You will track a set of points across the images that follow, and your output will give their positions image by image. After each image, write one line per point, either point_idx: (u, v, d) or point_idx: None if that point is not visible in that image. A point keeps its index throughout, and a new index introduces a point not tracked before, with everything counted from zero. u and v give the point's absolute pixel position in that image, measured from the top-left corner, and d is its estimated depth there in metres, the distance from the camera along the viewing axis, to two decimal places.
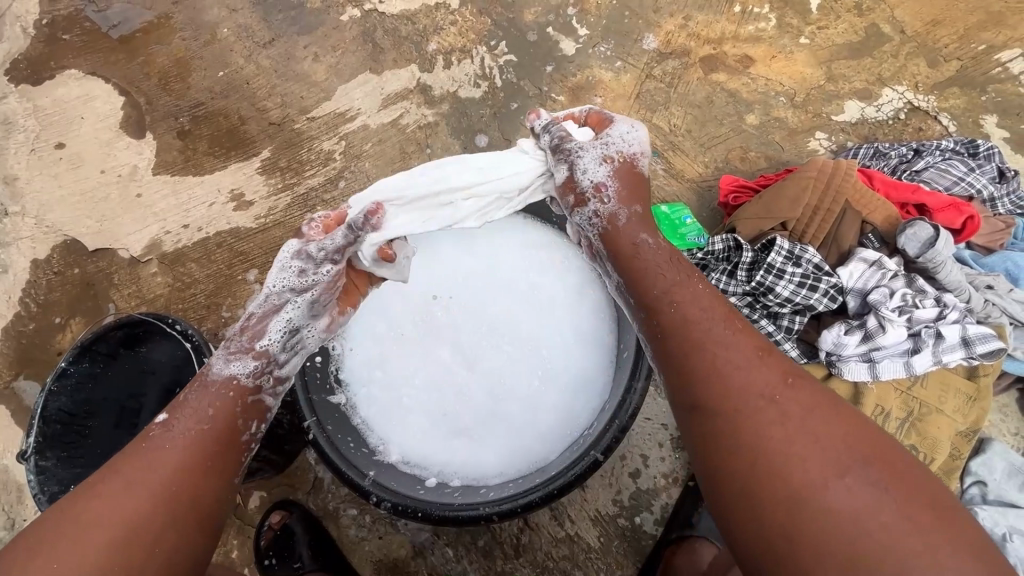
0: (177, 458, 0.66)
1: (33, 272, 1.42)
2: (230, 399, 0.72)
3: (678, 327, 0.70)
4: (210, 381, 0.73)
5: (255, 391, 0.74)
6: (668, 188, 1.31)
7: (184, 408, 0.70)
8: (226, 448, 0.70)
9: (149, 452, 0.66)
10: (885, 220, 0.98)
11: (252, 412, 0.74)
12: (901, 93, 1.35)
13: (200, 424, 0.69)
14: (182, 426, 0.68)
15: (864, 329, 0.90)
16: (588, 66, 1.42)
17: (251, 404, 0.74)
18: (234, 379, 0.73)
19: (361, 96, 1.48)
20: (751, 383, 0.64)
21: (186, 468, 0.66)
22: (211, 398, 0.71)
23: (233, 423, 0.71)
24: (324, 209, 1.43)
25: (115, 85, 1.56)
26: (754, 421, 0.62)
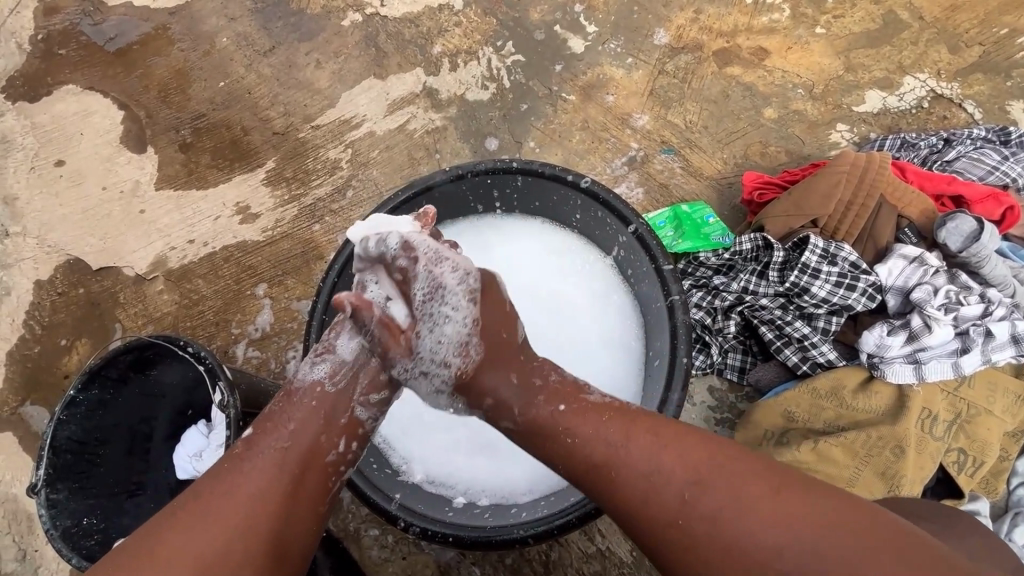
0: (266, 479, 0.62)
1: (36, 294, 1.39)
2: (318, 411, 0.69)
3: (587, 454, 0.63)
4: (298, 396, 0.70)
5: (345, 405, 0.72)
6: (686, 186, 1.28)
7: (271, 425, 0.67)
8: (312, 469, 0.66)
9: (237, 472, 0.63)
10: (922, 213, 0.94)
11: (341, 430, 0.70)
12: (923, 81, 1.31)
13: (291, 436, 0.66)
14: (277, 436, 0.66)
15: (907, 330, 0.87)
16: (598, 64, 1.39)
17: (339, 421, 0.71)
18: (322, 390, 0.71)
19: (366, 102, 1.45)
20: (664, 494, 0.58)
21: (274, 492, 0.62)
22: (297, 411, 0.69)
23: (319, 444, 0.67)
24: (332, 220, 1.39)
25: (114, 99, 1.52)
26: (694, 527, 0.55)
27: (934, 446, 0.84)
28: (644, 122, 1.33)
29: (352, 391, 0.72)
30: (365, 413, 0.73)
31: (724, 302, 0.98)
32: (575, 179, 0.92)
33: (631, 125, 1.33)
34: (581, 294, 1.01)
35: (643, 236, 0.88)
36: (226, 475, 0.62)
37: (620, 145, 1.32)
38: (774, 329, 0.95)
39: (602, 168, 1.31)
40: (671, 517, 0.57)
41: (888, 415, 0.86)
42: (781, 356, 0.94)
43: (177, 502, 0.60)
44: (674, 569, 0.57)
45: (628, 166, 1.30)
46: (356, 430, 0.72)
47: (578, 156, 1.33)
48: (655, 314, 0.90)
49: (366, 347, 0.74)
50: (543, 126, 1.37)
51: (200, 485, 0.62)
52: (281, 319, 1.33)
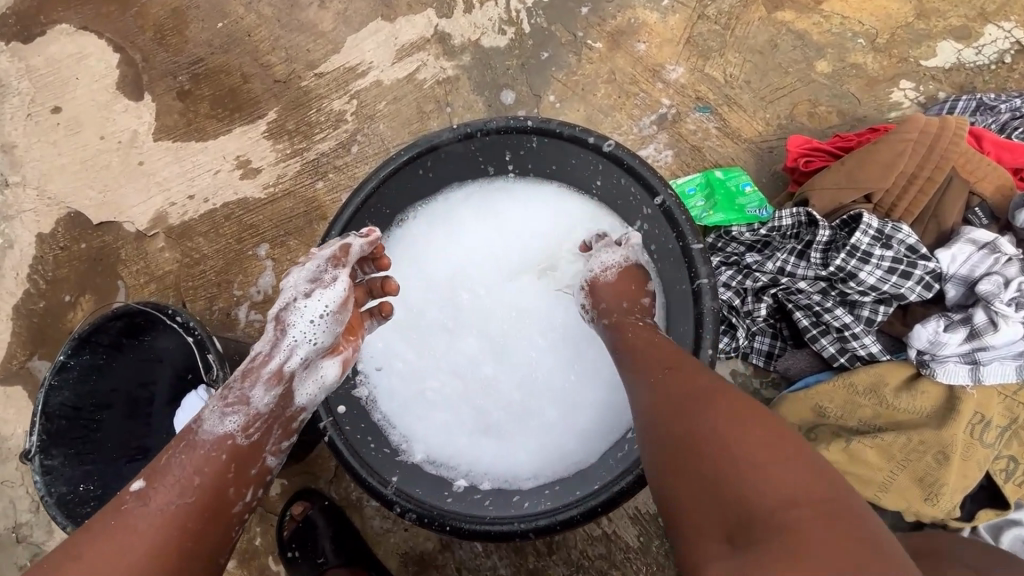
0: (158, 533, 0.59)
1: (39, 247, 1.36)
2: (221, 466, 0.64)
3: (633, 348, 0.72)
4: (203, 440, 0.65)
5: (256, 451, 0.68)
6: (721, 150, 1.15)
7: (165, 476, 0.62)
8: (213, 520, 0.62)
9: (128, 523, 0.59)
10: (997, 191, 0.82)
11: (251, 480, 0.67)
12: (1007, 31, 1.13)
13: (183, 490, 0.62)
14: (162, 493, 0.61)
15: (968, 326, 0.76)
16: (630, 6, 1.23)
17: (248, 471, 0.67)
18: (229, 437, 0.66)
19: (373, 47, 1.33)
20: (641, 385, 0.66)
21: (166, 546, 0.58)
22: (198, 462, 0.64)
23: (223, 492, 0.64)
24: (336, 177, 1.31)
25: (109, 40, 1.43)
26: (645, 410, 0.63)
27: (983, 453, 0.76)
28: (679, 75, 1.19)
29: (264, 442, 0.69)
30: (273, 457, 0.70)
31: (757, 284, 0.89)
32: (597, 142, 0.82)
33: (663, 78, 1.20)
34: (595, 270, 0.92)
35: (671, 209, 0.78)
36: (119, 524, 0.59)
37: (650, 101, 1.19)
38: (811, 316, 0.86)
39: (628, 126, 1.18)
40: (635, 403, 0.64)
41: (933, 418, 0.78)
42: (816, 346, 0.86)
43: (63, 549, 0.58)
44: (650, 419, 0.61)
45: (657, 125, 1.17)
46: (265, 477, 0.69)
47: (602, 113, 1.21)
48: (678, 297, 0.81)
49: (289, 397, 0.70)
50: (565, 78, 1.24)
51: (83, 537, 0.58)
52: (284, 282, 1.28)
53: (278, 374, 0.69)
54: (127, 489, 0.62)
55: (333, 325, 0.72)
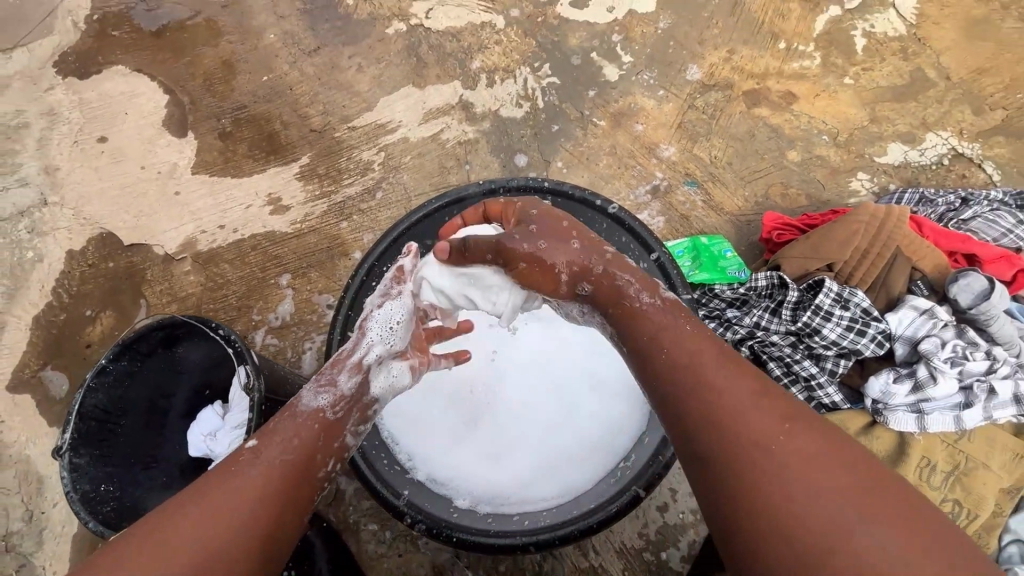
0: (268, 482, 0.65)
1: (68, 262, 1.43)
2: (317, 431, 0.72)
3: (667, 372, 0.62)
4: (302, 411, 0.73)
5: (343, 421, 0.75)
6: (706, 220, 1.31)
7: (271, 437, 0.69)
8: (306, 481, 0.69)
9: (242, 474, 0.65)
10: (935, 268, 0.97)
11: (333, 452, 0.73)
12: (945, 138, 1.35)
13: (286, 448, 0.69)
14: (269, 450, 0.68)
15: (913, 379, 0.89)
16: (630, 93, 1.44)
17: (333, 443, 0.74)
18: (326, 408, 0.74)
19: (403, 109, 1.50)
20: (681, 353, 0.63)
21: (273, 499, 0.65)
22: (296, 426, 0.71)
23: (314, 457, 0.70)
24: (359, 219, 1.43)
25: (160, 83, 1.58)
26: (695, 392, 0.59)
27: (931, 494, 0.86)
28: (671, 153, 1.37)
29: (349, 415, 0.76)
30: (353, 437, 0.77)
31: (736, 335, 1.01)
32: (603, 204, 0.96)
33: (657, 155, 1.37)
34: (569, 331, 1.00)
35: (664, 264, 0.92)
36: (227, 478, 0.65)
37: (645, 174, 1.36)
38: (783, 366, 0.98)
39: (626, 194, 1.35)
40: (677, 374, 0.62)
41: (887, 461, 0.88)
42: (787, 394, 0.97)
43: (178, 497, 0.62)
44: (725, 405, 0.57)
45: (651, 195, 1.34)
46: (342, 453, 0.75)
47: (604, 180, 1.37)
48: None
49: (365, 385, 0.78)
50: (571, 148, 1.41)
51: (205, 481, 0.64)
52: (302, 310, 1.37)
53: (358, 365, 0.77)
54: (243, 447, 0.69)
55: (404, 333, 0.81)
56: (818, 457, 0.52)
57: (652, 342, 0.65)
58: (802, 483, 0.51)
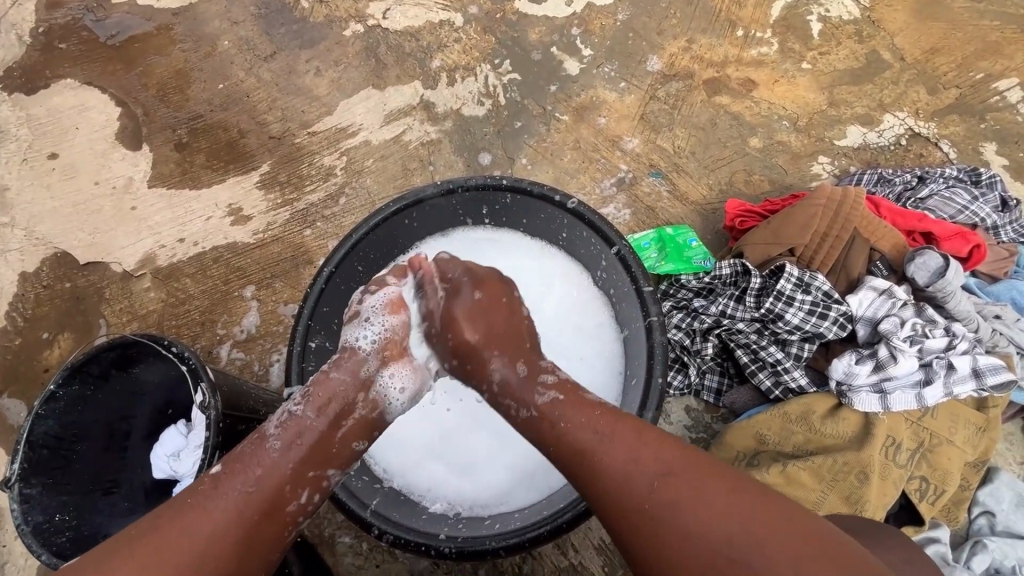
0: (223, 521, 0.64)
1: (21, 285, 1.38)
2: (290, 456, 0.70)
3: (571, 456, 0.67)
4: (271, 442, 0.71)
5: (325, 443, 0.73)
6: (672, 210, 1.31)
7: (241, 465, 0.68)
8: (268, 519, 0.67)
9: (203, 507, 0.65)
10: (894, 248, 0.98)
11: (307, 481, 0.71)
12: (902, 119, 1.36)
13: (251, 481, 0.67)
14: (236, 480, 0.67)
15: (875, 359, 0.90)
16: (592, 87, 1.43)
17: (308, 473, 0.71)
18: (304, 423, 0.73)
19: (364, 111, 1.47)
20: (587, 434, 0.67)
21: (227, 538, 0.63)
22: (268, 457, 0.69)
23: (283, 492, 0.68)
24: (323, 225, 1.40)
25: (112, 95, 1.53)
26: (606, 465, 0.64)
27: (897, 473, 0.87)
28: (635, 145, 1.37)
29: (331, 436, 0.74)
30: (336, 469, 0.74)
31: (702, 324, 1.01)
32: (562, 199, 0.95)
33: (621, 147, 1.37)
34: (562, 326, 1.03)
35: (625, 257, 0.90)
36: (187, 511, 0.64)
37: (610, 166, 1.35)
38: (750, 353, 0.98)
39: (591, 187, 1.34)
40: (585, 460, 0.66)
41: (854, 442, 0.89)
42: (755, 380, 0.97)
43: (144, 523, 0.63)
44: (626, 522, 0.61)
45: (617, 187, 1.33)
46: (321, 483, 0.72)
47: (568, 174, 1.36)
48: (633, 333, 0.92)
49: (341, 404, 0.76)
50: (536, 144, 1.40)
51: (164, 513, 0.64)
52: (268, 321, 1.34)
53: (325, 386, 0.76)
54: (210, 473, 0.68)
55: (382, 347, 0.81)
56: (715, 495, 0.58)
57: (552, 432, 0.70)
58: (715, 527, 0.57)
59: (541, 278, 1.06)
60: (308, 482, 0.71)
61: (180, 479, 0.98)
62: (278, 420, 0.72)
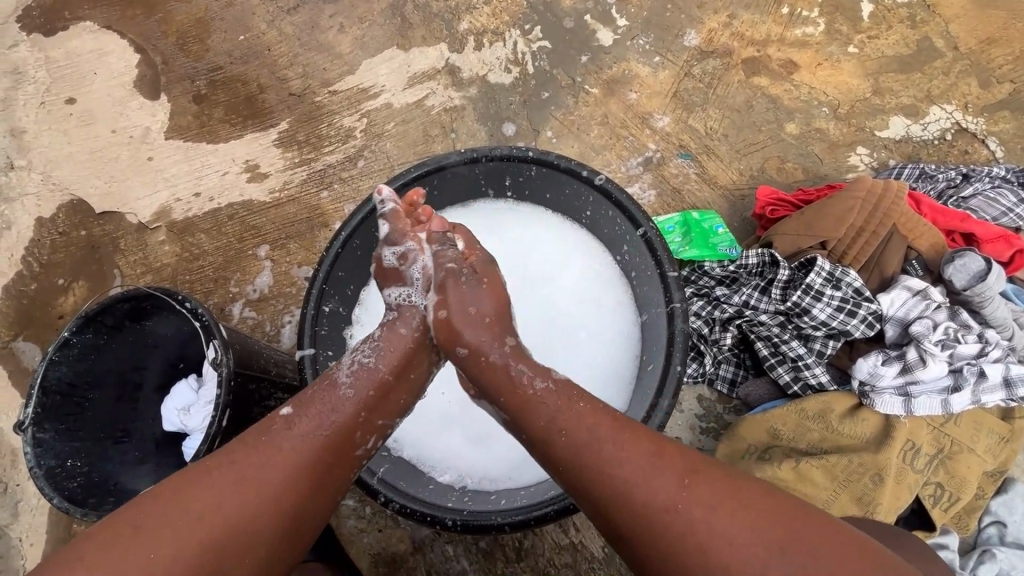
0: (289, 460, 0.64)
1: (37, 230, 1.38)
2: (358, 403, 0.70)
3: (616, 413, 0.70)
4: (343, 389, 0.70)
5: (390, 393, 0.73)
6: (699, 194, 1.27)
7: (310, 407, 0.68)
8: (338, 461, 0.67)
9: (270, 445, 0.65)
10: (932, 247, 0.94)
11: (374, 429, 0.71)
12: (949, 112, 1.30)
13: (322, 425, 0.67)
14: (305, 423, 0.67)
15: (902, 361, 0.87)
16: (625, 59, 1.37)
17: (377, 420, 0.72)
18: (378, 375, 0.72)
19: (386, 72, 1.43)
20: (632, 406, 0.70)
21: (300, 476, 0.64)
22: (337, 401, 0.69)
23: (350, 437, 0.69)
24: (340, 188, 1.38)
25: (131, 41, 1.49)
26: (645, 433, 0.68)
27: (913, 477, 0.85)
28: (665, 123, 1.32)
29: (399, 386, 0.74)
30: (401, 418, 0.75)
31: (723, 314, 0.98)
32: (590, 175, 0.91)
33: (651, 125, 1.32)
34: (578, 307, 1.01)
35: (651, 240, 0.87)
36: (255, 447, 0.65)
37: (638, 145, 1.31)
38: (770, 346, 0.95)
39: (617, 165, 1.30)
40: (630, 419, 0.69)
41: (871, 443, 0.87)
42: (773, 373, 0.94)
43: (218, 455, 0.64)
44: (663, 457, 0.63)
45: (643, 167, 1.29)
46: (386, 429, 0.73)
47: (594, 150, 1.32)
48: (653, 318, 0.90)
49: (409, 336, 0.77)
50: (562, 117, 1.35)
51: (236, 447, 0.65)
52: (281, 283, 1.33)
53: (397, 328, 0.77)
54: (277, 412, 0.68)
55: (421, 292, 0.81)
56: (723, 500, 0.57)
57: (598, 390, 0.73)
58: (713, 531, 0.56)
59: (560, 256, 1.04)
60: (376, 429, 0.72)
61: (190, 433, 0.99)
62: (351, 367, 0.71)
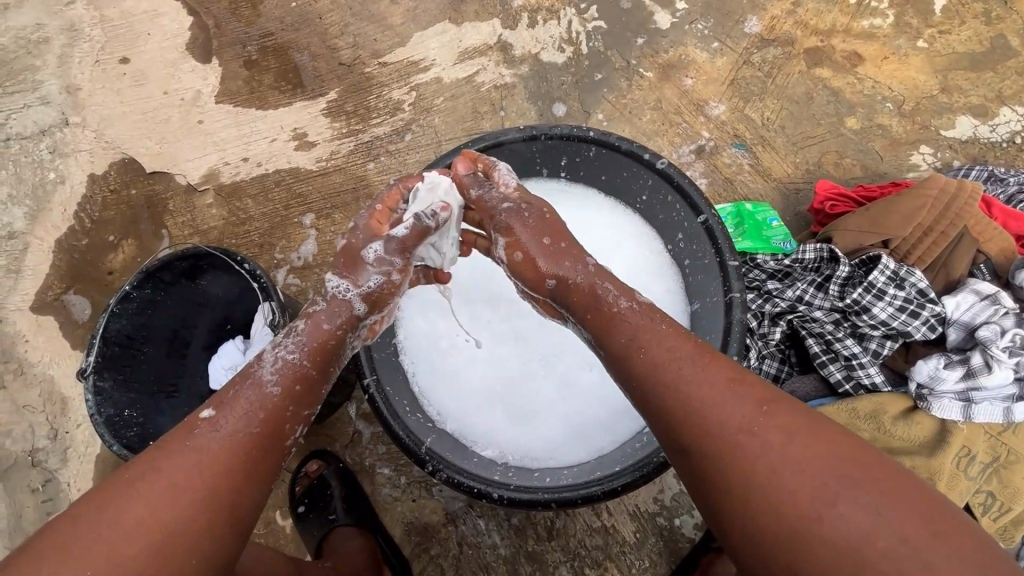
0: (221, 462, 0.61)
1: (90, 187, 1.40)
2: (282, 392, 0.67)
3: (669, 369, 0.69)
4: (269, 385, 0.67)
5: (317, 383, 0.71)
6: (751, 185, 1.24)
7: (234, 404, 0.65)
8: (271, 454, 0.65)
9: (198, 450, 0.62)
10: (1001, 252, 0.91)
11: (302, 417, 0.69)
12: (1020, 114, 1.25)
13: (247, 420, 0.65)
14: (228, 422, 0.64)
15: (965, 366, 0.84)
16: (682, 44, 1.34)
17: (303, 410, 0.69)
18: (302, 369, 0.69)
19: (437, 46, 1.41)
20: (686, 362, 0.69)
21: (232, 478, 0.62)
22: (260, 394, 0.66)
23: (281, 428, 0.67)
24: (387, 160, 1.38)
25: (185, 3, 1.50)
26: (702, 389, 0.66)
27: (966, 485, 0.84)
28: (720, 112, 1.29)
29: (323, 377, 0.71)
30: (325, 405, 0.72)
31: (776, 308, 0.96)
32: (652, 158, 0.90)
33: (706, 113, 1.29)
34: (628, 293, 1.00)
35: (712, 227, 0.86)
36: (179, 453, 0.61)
37: (691, 132, 1.28)
38: (822, 343, 0.93)
39: (668, 152, 1.27)
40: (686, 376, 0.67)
41: (925, 447, 0.85)
42: (824, 372, 0.92)
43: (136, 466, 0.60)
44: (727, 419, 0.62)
45: (695, 155, 1.27)
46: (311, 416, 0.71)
47: (645, 135, 1.30)
48: (708, 307, 0.89)
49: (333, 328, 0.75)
50: (614, 100, 1.33)
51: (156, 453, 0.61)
52: (325, 252, 1.34)
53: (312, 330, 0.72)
54: (198, 414, 0.64)
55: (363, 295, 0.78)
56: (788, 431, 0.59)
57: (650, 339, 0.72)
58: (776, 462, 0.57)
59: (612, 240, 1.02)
60: (302, 418, 0.70)
61: None
62: (274, 363, 0.68)
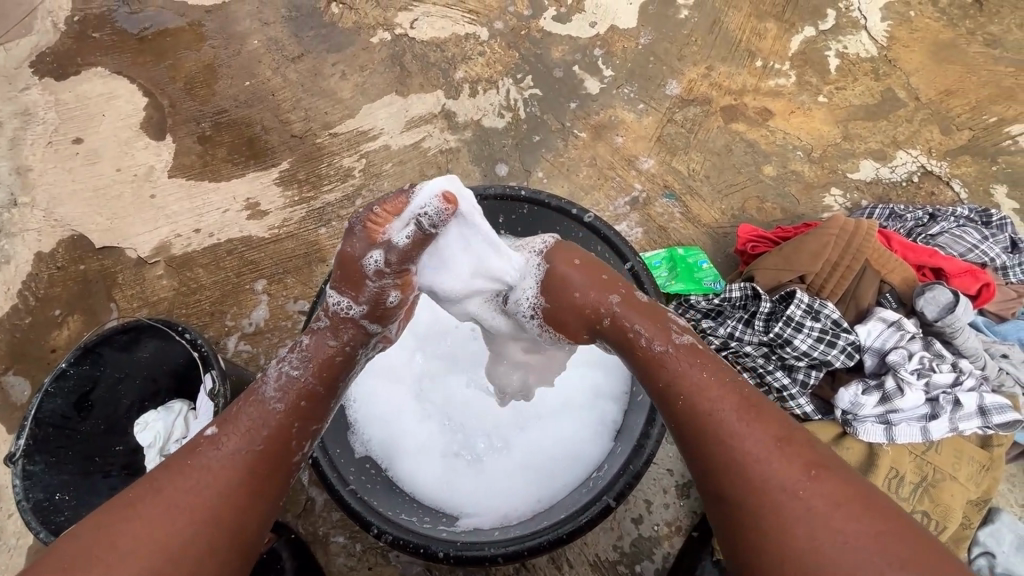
0: (222, 481, 0.62)
1: (35, 265, 1.39)
2: (259, 431, 0.66)
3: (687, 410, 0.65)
4: (272, 404, 0.68)
5: (288, 421, 0.68)
6: (683, 231, 1.34)
7: (234, 424, 0.66)
8: (277, 469, 0.66)
9: (181, 476, 0.62)
10: (903, 281, 0.99)
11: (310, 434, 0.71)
12: (914, 156, 1.39)
13: (252, 440, 0.65)
14: (230, 442, 0.65)
15: (881, 390, 0.91)
16: (611, 106, 1.45)
17: (311, 427, 0.71)
18: (305, 385, 0.70)
19: (385, 117, 1.50)
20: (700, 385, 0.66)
21: (231, 494, 0.62)
22: (258, 411, 0.67)
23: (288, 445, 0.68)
24: (338, 225, 1.42)
25: (140, 85, 1.56)
26: (718, 435, 0.62)
27: None
28: (650, 165, 1.39)
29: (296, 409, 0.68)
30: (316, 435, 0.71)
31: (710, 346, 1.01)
32: (579, 213, 0.96)
33: (637, 167, 1.39)
34: None
35: (638, 273, 0.91)
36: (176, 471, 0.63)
37: (624, 185, 1.38)
38: (756, 377, 0.98)
39: (604, 204, 1.37)
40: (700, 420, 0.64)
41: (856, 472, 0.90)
42: None
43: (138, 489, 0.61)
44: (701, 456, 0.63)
45: (630, 206, 1.36)
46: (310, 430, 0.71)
47: (584, 190, 1.39)
48: None
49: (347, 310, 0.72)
50: (553, 158, 1.42)
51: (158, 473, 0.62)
52: (277, 316, 1.36)
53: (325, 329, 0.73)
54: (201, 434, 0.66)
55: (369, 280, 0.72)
56: (845, 503, 0.55)
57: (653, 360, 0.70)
58: (799, 500, 0.57)
59: None
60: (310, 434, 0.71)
61: None
62: (278, 380, 0.69)
